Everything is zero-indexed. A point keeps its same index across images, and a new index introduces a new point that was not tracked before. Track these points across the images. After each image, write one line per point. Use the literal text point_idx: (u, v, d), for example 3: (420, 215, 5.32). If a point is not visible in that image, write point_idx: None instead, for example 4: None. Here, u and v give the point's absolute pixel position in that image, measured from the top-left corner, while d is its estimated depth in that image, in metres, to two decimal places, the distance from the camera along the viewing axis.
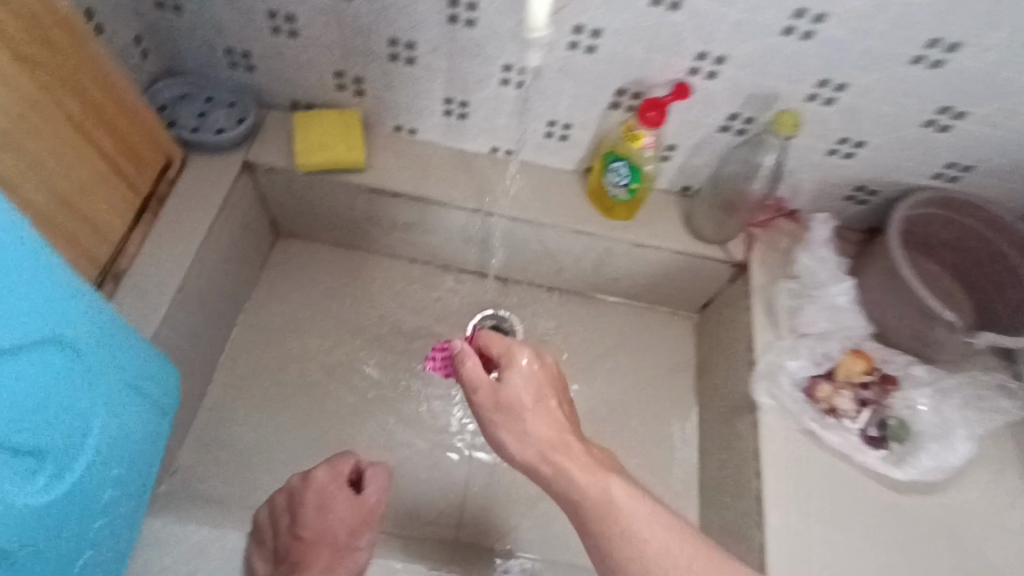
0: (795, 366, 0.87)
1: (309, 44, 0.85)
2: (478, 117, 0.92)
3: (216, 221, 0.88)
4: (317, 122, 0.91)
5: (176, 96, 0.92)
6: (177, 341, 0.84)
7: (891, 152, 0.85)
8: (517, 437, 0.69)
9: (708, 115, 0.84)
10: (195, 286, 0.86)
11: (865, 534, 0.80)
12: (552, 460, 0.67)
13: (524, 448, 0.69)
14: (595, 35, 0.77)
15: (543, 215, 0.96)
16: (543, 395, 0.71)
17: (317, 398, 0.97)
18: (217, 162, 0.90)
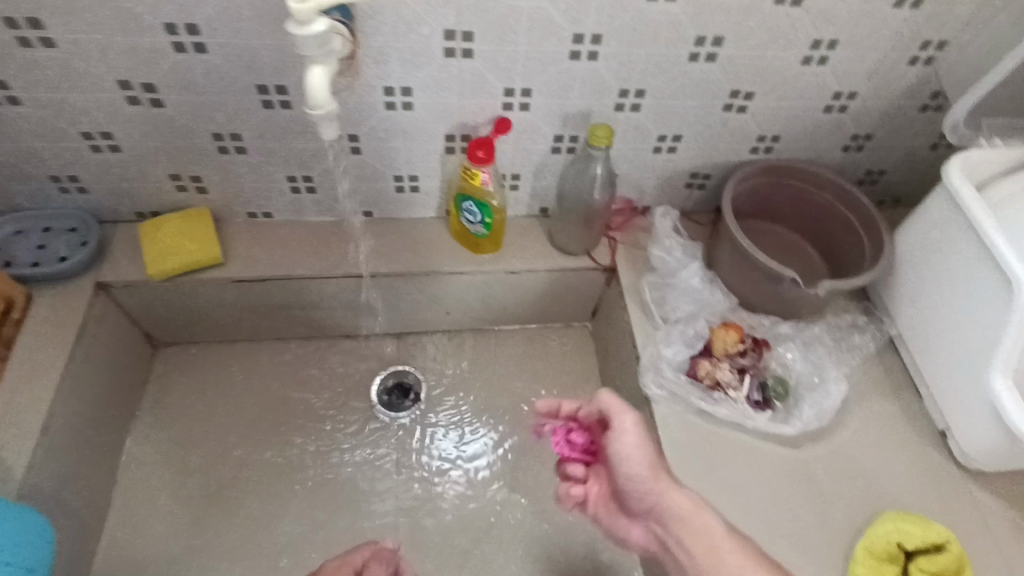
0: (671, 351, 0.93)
1: (138, 157, 0.85)
2: (326, 188, 0.94)
3: (75, 348, 0.85)
4: (168, 228, 0.91)
5: (11, 231, 0.90)
6: (52, 485, 0.80)
7: (705, 140, 0.93)
8: (670, 493, 0.76)
9: (537, 140, 0.89)
10: (63, 424, 0.82)
11: (771, 494, 0.84)
12: (704, 514, 0.75)
13: (678, 503, 0.75)
14: (406, 93, 0.81)
15: (412, 266, 0.98)
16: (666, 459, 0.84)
17: (227, 501, 0.94)
18: (66, 290, 0.88)
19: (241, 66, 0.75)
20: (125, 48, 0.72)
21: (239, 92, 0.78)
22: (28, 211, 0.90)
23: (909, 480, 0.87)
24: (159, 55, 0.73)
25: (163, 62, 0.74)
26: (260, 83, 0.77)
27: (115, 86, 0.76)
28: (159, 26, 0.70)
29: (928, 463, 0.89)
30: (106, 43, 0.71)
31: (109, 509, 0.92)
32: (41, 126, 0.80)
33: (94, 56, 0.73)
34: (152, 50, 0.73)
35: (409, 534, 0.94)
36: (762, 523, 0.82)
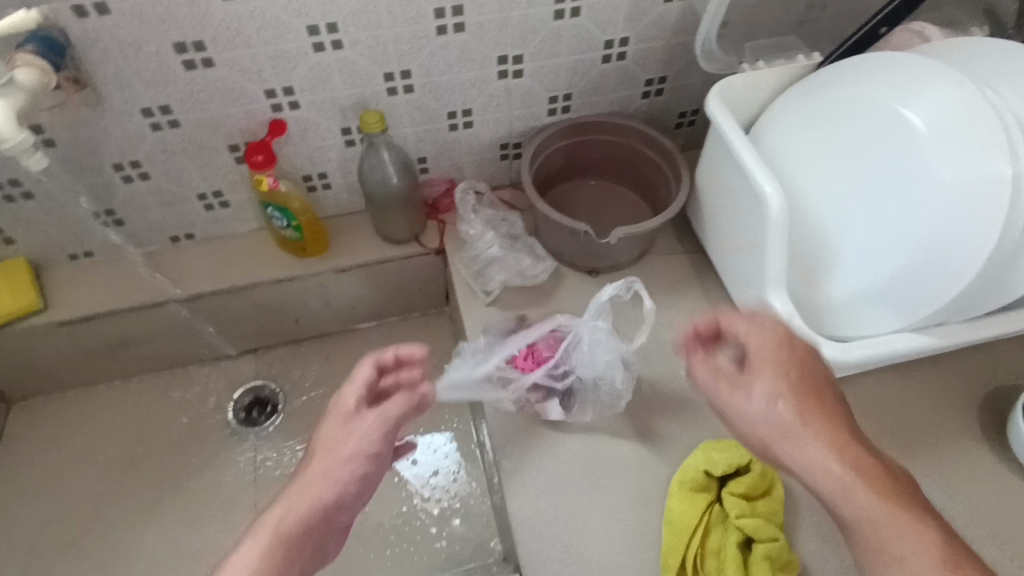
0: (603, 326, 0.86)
1: (165, 180, 0.89)
2: (341, 184, 0.97)
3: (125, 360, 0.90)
4: (255, 250, 0.99)
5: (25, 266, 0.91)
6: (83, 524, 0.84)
7: (689, 78, 0.98)
8: (759, 403, 0.61)
9: (535, 102, 0.94)
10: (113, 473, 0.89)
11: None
12: (891, 509, 0.55)
13: (774, 415, 0.60)
14: (406, 75, 0.85)
15: (435, 246, 1.01)
16: (763, 357, 0.63)
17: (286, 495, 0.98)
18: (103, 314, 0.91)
19: (250, 76, 0.79)
20: (139, 74, 0.75)
21: (249, 101, 0.82)
22: (85, 253, 0.96)
23: (932, 374, 0.90)
24: (168, 72, 0.76)
25: (174, 81, 0.77)
26: (267, 87, 0.81)
27: (136, 113, 0.79)
28: (169, 47, 0.73)
29: (951, 361, 0.91)
30: (122, 72, 0.75)
31: (188, 519, 0.96)
32: (71, 163, 0.83)
33: (109, 86, 0.76)
34: (164, 72, 0.76)
35: (461, 501, 0.96)
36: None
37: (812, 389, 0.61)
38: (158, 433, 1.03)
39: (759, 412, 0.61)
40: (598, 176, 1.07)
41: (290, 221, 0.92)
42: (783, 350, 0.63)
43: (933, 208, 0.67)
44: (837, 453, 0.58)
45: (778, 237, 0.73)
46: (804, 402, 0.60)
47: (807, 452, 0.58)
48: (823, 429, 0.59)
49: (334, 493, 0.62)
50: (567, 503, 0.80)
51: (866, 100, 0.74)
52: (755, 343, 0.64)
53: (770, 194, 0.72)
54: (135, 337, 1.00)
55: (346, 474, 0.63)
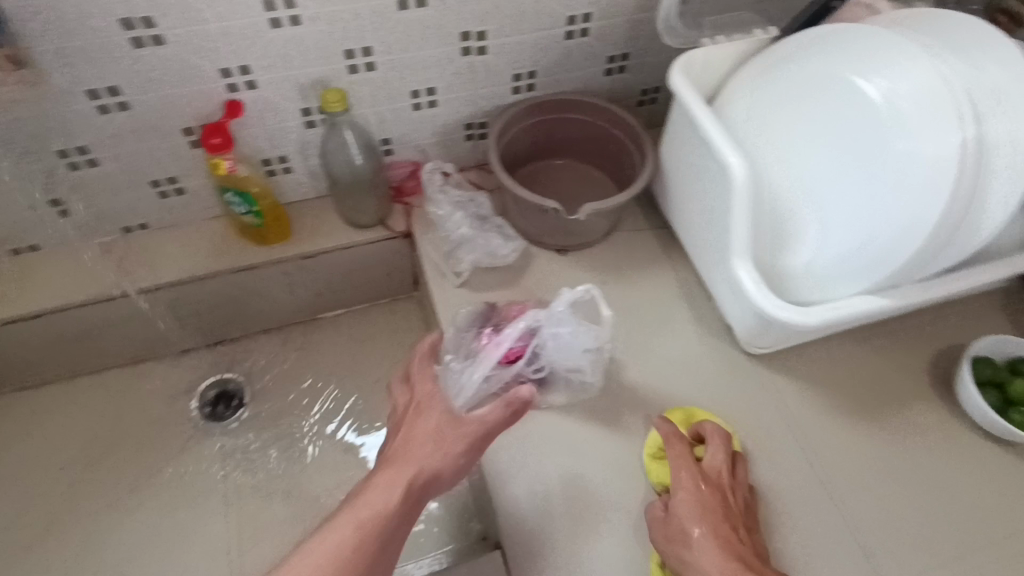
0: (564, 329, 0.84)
1: (115, 166, 0.85)
2: (302, 168, 0.95)
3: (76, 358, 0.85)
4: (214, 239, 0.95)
5: None
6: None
7: (651, 56, 0.99)
8: (699, 567, 0.68)
9: (499, 80, 0.94)
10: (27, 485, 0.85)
11: (766, 368, 0.90)
12: None
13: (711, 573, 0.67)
14: (367, 53, 0.83)
15: (402, 229, 0.99)
16: (712, 524, 0.70)
17: (257, 489, 0.96)
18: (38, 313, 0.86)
19: (204, 54, 0.76)
20: (84, 51, 0.71)
21: (203, 81, 0.78)
22: (29, 247, 0.91)
23: (889, 338, 0.94)
24: (115, 49, 0.72)
25: (122, 59, 0.73)
26: (221, 66, 0.78)
27: (81, 95, 0.75)
28: (114, 23, 0.70)
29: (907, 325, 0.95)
30: (64, 49, 0.71)
31: (154, 519, 0.93)
32: (11, 150, 0.79)
33: (50, 65, 0.72)
34: (111, 49, 0.72)
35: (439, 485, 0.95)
36: (767, 397, 0.88)
37: (721, 507, 0.73)
38: (118, 432, 0.99)
39: (698, 575, 0.67)
40: (564, 155, 1.07)
41: (250, 207, 0.89)
42: (715, 498, 0.73)
43: (888, 174, 0.70)
44: (724, 552, 0.68)
45: (740, 206, 0.75)
46: (723, 544, 0.69)
47: (707, 558, 0.67)
48: (711, 524, 0.70)
49: (430, 462, 0.72)
50: (544, 478, 0.81)
51: (826, 71, 0.76)
52: (687, 511, 0.72)
53: (734, 164, 0.74)
54: (88, 334, 0.95)
55: (441, 454, 0.73)
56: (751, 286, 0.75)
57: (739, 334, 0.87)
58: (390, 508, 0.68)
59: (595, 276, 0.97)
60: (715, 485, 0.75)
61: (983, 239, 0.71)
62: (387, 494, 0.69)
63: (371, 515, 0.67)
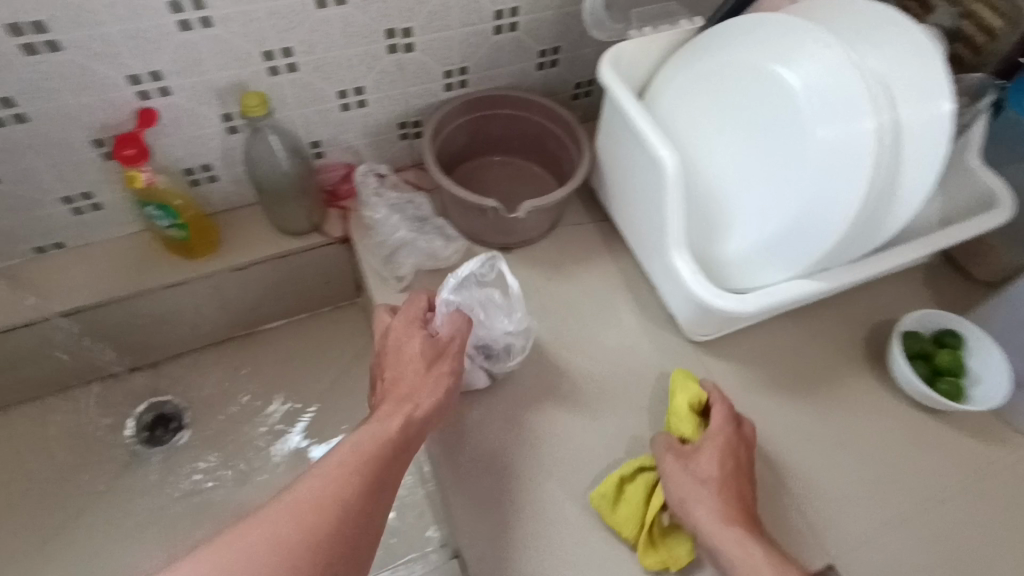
0: (498, 326, 0.82)
1: (18, 183, 0.79)
2: (228, 176, 0.90)
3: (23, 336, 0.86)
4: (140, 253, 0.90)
5: None
6: None
7: (583, 48, 0.98)
8: (699, 497, 0.72)
9: (429, 78, 0.92)
10: None
11: (711, 353, 0.92)
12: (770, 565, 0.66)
13: (707, 511, 0.71)
14: (288, 53, 0.79)
15: (339, 235, 0.96)
16: (729, 468, 0.74)
17: (199, 516, 0.92)
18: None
19: (106, 60, 0.71)
20: None
21: (108, 88, 0.74)
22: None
23: (828, 317, 0.96)
24: (3, 57, 0.67)
25: (13, 68, 0.68)
26: (128, 72, 0.73)
27: None
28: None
29: (845, 305, 0.98)
30: None
31: (90, 554, 0.88)
32: None
33: None
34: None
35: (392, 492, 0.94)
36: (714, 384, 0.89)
37: (739, 462, 0.75)
38: (48, 465, 0.94)
39: (693, 510, 0.71)
40: (503, 152, 1.05)
41: (173, 220, 0.85)
42: (739, 450, 0.76)
43: (798, 169, 0.72)
44: (727, 505, 0.71)
45: (672, 199, 0.75)
46: (727, 493, 0.72)
47: (707, 495, 0.72)
48: (727, 487, 0.72)
49: (428, 400, 0.71)
50: (481, 479, 0.80)
51: (741, 65, 0.77)
52: (708, 456, 0.74)
53: (666, 157, 0.74)
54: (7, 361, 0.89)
55: (433, 390, 0.72)
56: (688, 275, 0.76)
57: (683, 325, 0.88)
58: (379, 456, 0.65)
59: (537, 272, 0.97)
60: (734, 446, 0.76)
61: (899, 224, 0.74)
62: (379, 442, 0.65)
63: (365, 462, 0.63)
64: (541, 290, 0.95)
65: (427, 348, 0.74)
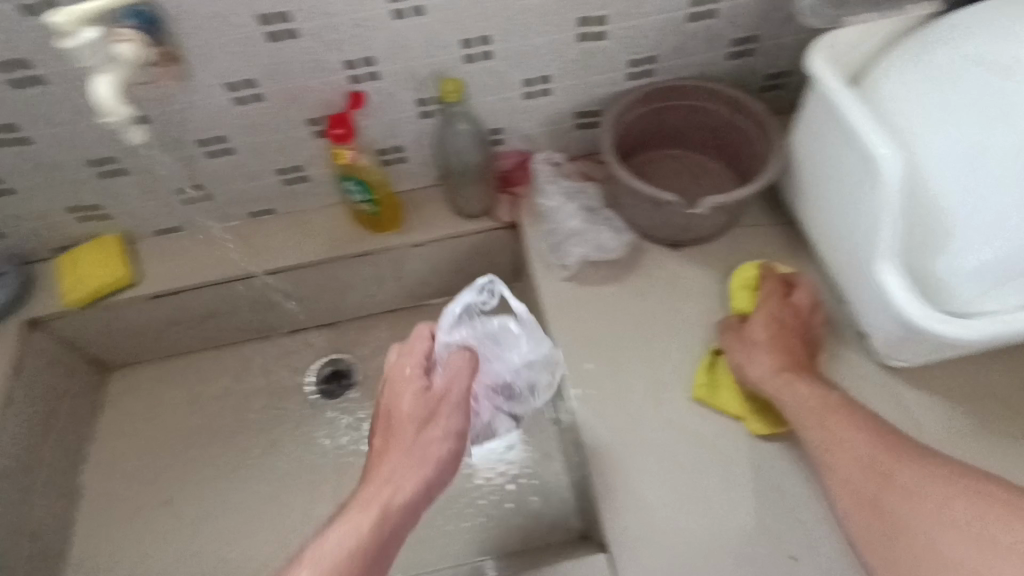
0: (515, 356, 0.75)
1: (246, 154, 0.90)
2: (416, 156, 0.96)
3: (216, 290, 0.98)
4: (334, 223, 0.99)
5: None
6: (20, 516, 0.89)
7: (782, 37, 0.91)
8: (751, 360, 0.80)
9: (614, 68, 0.90)
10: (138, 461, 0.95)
11: (901, 381, 0.82)
12: (846, 420, 0.72)
13: (761, 367, 0.79)
14: (485, 41, 0.82)
15: (507, 219, 0.99)
16: (783, 330, 0.82)
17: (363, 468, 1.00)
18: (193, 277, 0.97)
19: (331, 47, 0.78)
20: (228, 47, 0.76)
21: (329, 72, 0.81)
22: (173, 228, 1.00)
23: None
24: (252, 44, 0.76)
25: (257, 54, 0.77)
26: (346, 58, 0.80)
27: (220, 87, 0.80)
28: (252, 20, 0.73)
29: None
30: (208, 45, 0.75)
31: (271, 487, 0.99)
32: (161, 139, 0.85)
33: (197, 60, 0.76)
34: (248, 44, 0.76)
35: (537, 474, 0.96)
36: (906, 416, 0.80)
37: (785, 321, 0.84)
38: (241, 404, 1.06)
39: (749, 369, 0.80)
40: (679, 145, 1.01)
41: (367, 196, 0.91)
42: (790, 309, 0.84)
43: None
44: (800, 380, 0.77)
45: (891, 205, 0.68)
46: (779, 356, 0.80)
47: (759, 353, 0.80)
48: (785, 359, 0.80)
49: (441, 451, 0.69)
50: (638, 480, 0.78)
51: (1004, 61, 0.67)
52: (767, 320, 0.83)
53: (885, 157, 0.68)
54: (221, 310, 1.03)
55: (445, 442, 0.69)
56: (899, 292, 0.69)
57: (878, 343, 0.79)
58: (389, 520, 0.65)
59: (706, 272, 0.92)
60: (788, 310, 0.84)
61: None
62: (374, 513, 0.65)
63: (374, 530, 0.64)
64: (710, 292, 0.91)
65: (418, 400, 0.72)
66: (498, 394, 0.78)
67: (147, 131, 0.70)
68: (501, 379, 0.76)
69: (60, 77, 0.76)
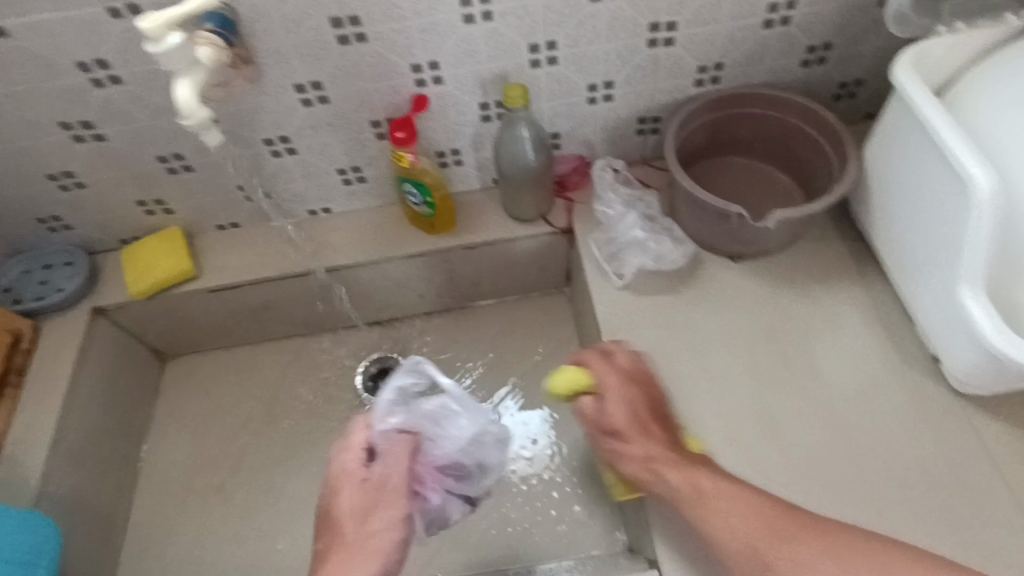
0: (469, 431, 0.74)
1: (307, 154, 0.91)
2: (473, 159, 0.96)
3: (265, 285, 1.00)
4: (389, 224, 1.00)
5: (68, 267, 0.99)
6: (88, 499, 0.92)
7: (860, 45, 0.87)
8: (628, 447, 0.73)
9: (681, 74, 0.88)
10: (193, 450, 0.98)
11: (976, 410, 0.78)
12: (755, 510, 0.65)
13: (636, 454, 0.72)
14: (551, 46, 0.81)
15: (563, 225, 0.98)
16: (638, 411, 0.74)
17: None
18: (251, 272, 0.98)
19: (399, 50, 0.78)
20: (299, 49, 0.76)
21: (396, 75, 0.81)
22: (232, 224, 1.02)
23: None
24: (323, 46, 0.76)
25: (327, 56, 0.78)
26: (413, 62, 0.80)
27: (290, 88, 0.81)
28: (324, 23, 0.74)
29: None
30: (280, 47, 0.76)
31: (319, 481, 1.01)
32: (228, 137, 0.87)
33: (269, 61, 0.77)
34: (318, 47, 0.76)
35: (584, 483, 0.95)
36: (981, 447, 0.76)
37: (642, 391, 0.76)
38: (292, 398, 1.08)
39: (623, 455, 0.73)
40: (742, 154, 0.99)
41: (425, 198, 0.91)
42: (641, 384, 0.76)
43: None
44: (671, 465, 0.70)
45: (978, 230, 0.65)
46: (649, 440, 0.72)
47: (634, 440, 0.72)
48: (655, 441, 0.72)
49: (390, 538, 0.67)
50: None
51: None
52: (610, 403, 0.74)
53: (979, 179, 0.64)
54: (276, 304, 1.05)
55: (389, 531, 0.68)
56: (982, 320, 0.65)
57: (952, 370, 0.76)
58: None
59: (768, 286, 0.90)
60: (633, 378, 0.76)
61: None
62: None
63: None
64: (772, 307, 0.88)
65: (364, 490, 0.69)
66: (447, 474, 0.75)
67: (221, 133, 0.71)
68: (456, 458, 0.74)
69: (134, 77, 0.78)
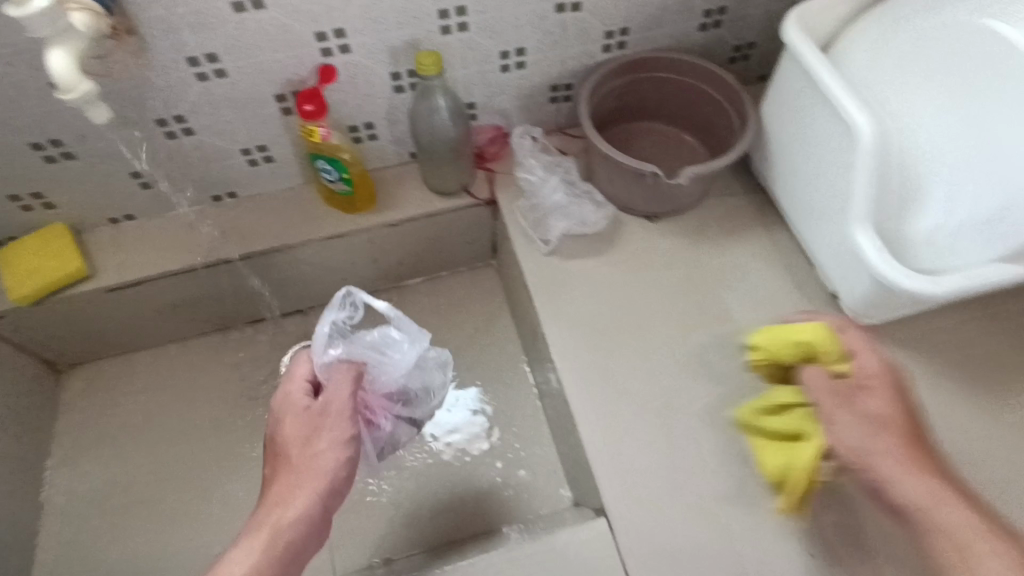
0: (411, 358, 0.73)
1: (208, 134, 0.85)
2: (388, 133, 0.93)
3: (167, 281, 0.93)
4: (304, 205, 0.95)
5: None
6: None
7: (751, 8, 0.92)
8: (843, 431, 0.65)
9: (589, 39, 0.89)
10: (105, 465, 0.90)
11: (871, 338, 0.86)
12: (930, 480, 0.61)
13: (857, 438, 0.64)
14: (461, 12, 0.80)
15: (485, 196, 0.97)
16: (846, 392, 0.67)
17: None
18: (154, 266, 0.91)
19: (301, 18, 0.74)
20: (189, 18, 0.70)
21: (299, 45, 0.77)
22: (126, 217, 0.94)
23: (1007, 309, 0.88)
24: (216, 14, 0.71)
25: (221, 26, 0.72)
26: (317, 30, 0.76)
27: (181, 62, 0.75)
28: None
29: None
30: (167, 17, 0.70)
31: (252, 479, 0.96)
32: (114, 119, 0.79)
33: (155, 32, 0.71)
34: (211, 16, 0.71)
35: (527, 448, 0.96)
36: None
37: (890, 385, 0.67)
38: (213, 397, 1.02)
39: (841, 443, 0.64)
40: (651, 117, 1.02)
41: (341, 174, 0.88)
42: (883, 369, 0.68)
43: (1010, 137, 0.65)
44: (890, 435, 0.63)
45: (863, 171, 0.71)
46: (896, 437, 0.64)
47: (846, 427, 0.65)
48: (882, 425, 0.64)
49: (332, 461, 0.67)
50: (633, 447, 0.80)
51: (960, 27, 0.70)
52: (858, 391, 0.66)
53: (860, 125, 0.70)
54: (185, 300, 0.98)
55: (332, 453, 0.67)
56: (871, 253, 0.71)
57: (849, 303, 0.83)
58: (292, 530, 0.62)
59: (684, 241, 0.94)
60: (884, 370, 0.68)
61: None
62: (286, 527, 0.62)
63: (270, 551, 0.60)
64: (689, 260, 0.93)
65: (303, 419, 0.69)
66: (394, 400, 0.75)
67: (109, 108, 0.66)
68: (402, 384, 0.74)
69: None
